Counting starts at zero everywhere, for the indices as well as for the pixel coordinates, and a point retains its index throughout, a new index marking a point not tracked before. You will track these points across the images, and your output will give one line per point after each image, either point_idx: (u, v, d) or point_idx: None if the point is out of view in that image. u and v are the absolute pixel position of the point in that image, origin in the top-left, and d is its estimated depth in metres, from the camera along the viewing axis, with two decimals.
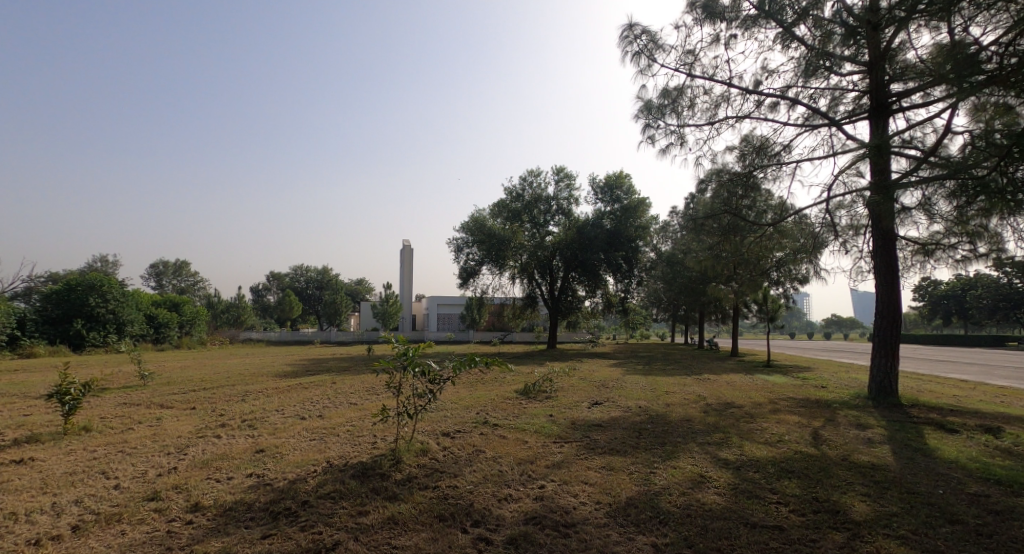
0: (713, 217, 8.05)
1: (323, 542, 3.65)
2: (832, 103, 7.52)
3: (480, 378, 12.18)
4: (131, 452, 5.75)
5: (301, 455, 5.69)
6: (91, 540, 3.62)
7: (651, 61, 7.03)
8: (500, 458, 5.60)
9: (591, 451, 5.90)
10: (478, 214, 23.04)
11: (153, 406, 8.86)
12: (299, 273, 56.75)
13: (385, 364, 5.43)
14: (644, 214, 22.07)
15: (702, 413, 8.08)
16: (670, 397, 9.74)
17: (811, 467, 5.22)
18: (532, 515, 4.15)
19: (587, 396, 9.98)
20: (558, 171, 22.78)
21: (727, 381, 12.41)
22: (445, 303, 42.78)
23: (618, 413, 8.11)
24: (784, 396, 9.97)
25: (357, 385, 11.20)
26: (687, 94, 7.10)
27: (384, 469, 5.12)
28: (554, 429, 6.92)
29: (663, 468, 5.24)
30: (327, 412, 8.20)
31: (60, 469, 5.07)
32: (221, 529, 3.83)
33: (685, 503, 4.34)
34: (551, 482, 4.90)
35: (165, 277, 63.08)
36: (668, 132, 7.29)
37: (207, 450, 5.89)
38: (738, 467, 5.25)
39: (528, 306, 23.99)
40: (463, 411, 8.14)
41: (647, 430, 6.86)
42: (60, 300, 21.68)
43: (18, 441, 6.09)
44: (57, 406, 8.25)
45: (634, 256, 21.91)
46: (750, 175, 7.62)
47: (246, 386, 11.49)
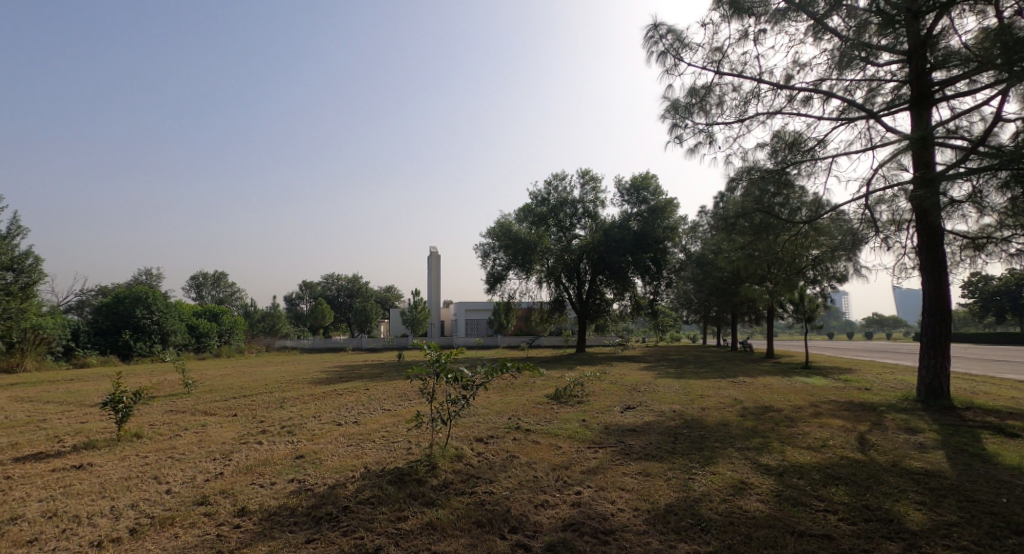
0: (745, 216, 7.85)
1: (365, 546, 3.73)
2: (869, 95, 7.27)
3: (510, 383, 12.18)
4: (180, 458, 5.98)
5: (339, 461, 5.79)
6: (148, 543, 3.77)
7: (677, 60, 6.92)
8: (534, 464, 5.58)
9: (625, 456, 5.82)
10: (504, 219, 23.11)
11: (198, 413, 9.15)
12: (331, 281, 58.11)
13: (418, 371, 5.52)
14: (672, 215, 21.75)
15: (739, 417, 7.89)
16: (705, 401, 9.53)
17: (859, 473, 5.03)
18: (570, 522, 4.12)
19: (619, 400, 9.87)
20: (584, 174, 22.66)
21: (764, 384, 12.07)
22: (473, 309, 43.03)
23: (652, 417, 7.97)
24: (826, 399, 9.61)
25: (390, 392, 11.33)
26: (715, 92, 6.97)
27: (421, 476, 5.17)
28: (587, 435, 6.85)
29: (702, 474, 5.13)
30: (362, 418, 8.31)
31: (116, 474, 5.31)
32: (267, 533, 3.94)
33: (727, 510, 4.24)
34: (587, 488, 4.87)
35: (205, 288, 65.60)
36: (696, 130, 7.16)
37: (251, 455, 6.09)
38: (781, 473, 5.10)
39: (556, 310, 23.91)
40: (495, 416, 8.17)
41: (683, 435, 6.73)
42: (110, 312, 22.85)
43: (77, 448, 6.40)
44: (111, 413, 8.67)
45: (663, 257, 21.62)
46: (783, 171, 7.38)
47: (284, 393, 11.79)
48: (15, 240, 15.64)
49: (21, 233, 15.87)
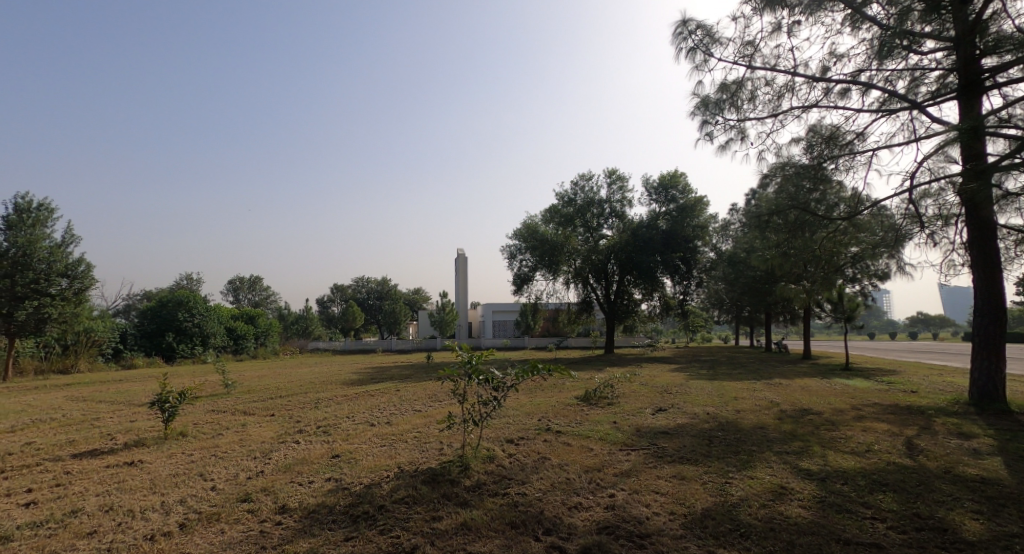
0: (779, 213, 7.60)
1: (402, 546, 3.78)
2: (912, 84, 6.97)
3: (539, 385, 12.15)
4: (223, 456, 6.20)
5: (373, 461, 5.90)
6: (197, 538, 3.93)
7: (707, 56, 6.74)
8: (566, 466, 5.56)
9: (659, 460, 5.73)
10: (530, 221, 23.06)
11: (237, 413, 9.46)
12: (361, 284, 59.22)
13: (450, 372, 5.57)
14: (702, 213, 21.33)
15: (776, 420, 7.67)
16: (740, 403, 9.31)
17: (908, 479, 4.82)
18: (605, 525, 4.09)
19: (650, 402, 9.73)
20: (610, 174, 22.40)
21: (802, 386, 11.71)
22: (500, 310, 43.10)
23: (685, 420, 7.83)
24: (869, 402, 9.25)
25: (420, 393, 11.47)
26: (747, 87, 6.77)
27: (454, 476, 5.21)
28: (618, 437, 6.79)
29: (739, 478, 5.01)
30: (394, 419, 8.43)
31: (165, 470, 5.55)
32: (308, 530, 4.05)
33: (767, 516, 4.13)
34: (621, 491, 4.81)
35: (242, 292, 67.74)
36: (727, 127, 6.97)
37: (289, 454, 6.26)
38: (823, 478, 4.93)
39: (583, 311, 23.76)
40: (525, 418, 8.17)
41: (718, 438, 6.58)
42: (154, 316, 23.92)
43: (127, 446, 6.71)
44: (158, 413, 9.06)
45: (693, 256, 21.25)
46: (819, 167, 7.12)
47: (318, 393, 12.10)
48: (68, 248, 16.50)
49: (75, 241, 16.76)
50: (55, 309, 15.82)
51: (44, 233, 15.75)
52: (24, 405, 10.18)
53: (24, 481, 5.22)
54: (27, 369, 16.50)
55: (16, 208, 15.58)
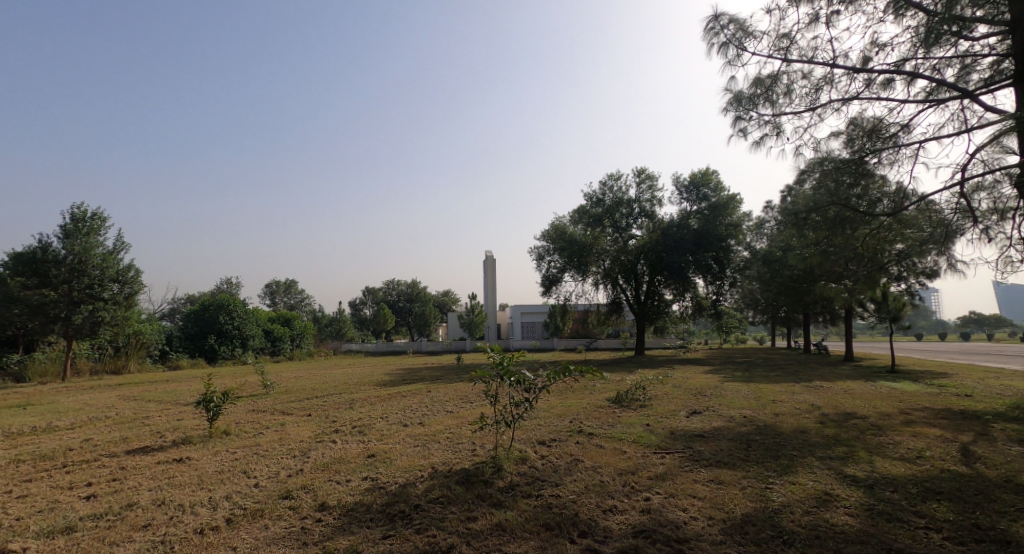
0: (817, 210, 7.33)
1: (438, 545, 3.82)
2: (962, 72, 6.62)
3: (569, 386, 12.07)
4: (264, 454, 6.40)
5: (408, 460, 5.98)
6: (243, 533, 4.07)
7: (740, 50, 6.38)
8: (600, 468, 5.50)
9: (695, 463, 5.61)
10: (559, 222, 22.94)
11: (276, 413, 9.75)
12: (391, 287, 60.16)
13: (482, 373, 5.59)
14: (735, 211, 20.78)
15: (818, 424, 7.41)
16: (779, 406, 9.03)
17: (964, 488, 4.58)
18: (641, 529, 4.03)
19: (684, 404, 9.55)
20: (639, 173, 22.08)
21: (844, 388, 11.29)
22: (529, 312, 43.05)
23: (721, 423, 7.64)
24: (918, 406, 8.84)
25: (450, 394, 11.58)
26: (783, 81, 6.41)
27: (487, 477, 5.24)
28: (652, 440, 6.68)
29: (781, 483, 4.86)
30: (427, 420, 8.54)
31: (211, 467, 5.77)
32: (347, 527, 4.14)
33: (811, 523, 3.99)
34: (657, 495, 4.73)
35: (278, 295, 69.88)
36: (762, 123, 6.66)
37: (326, 453, 6.41)
38: (871, 485, 4.73)
39: (613, 312, 23.51)
40: (556, 419, 8.14)
41: (757, 442, 6.40)
42: (197, 318, 24.92)
43: (175, 443, 7.00)
44: (202, 412, 9.43)
45: (726, 255, 20.78)
46: (861, 161, 6.84)
47: (351, 394, 12.36)
48: (119, 255, 17.32)
49: (125, 247, 17.58)
50: (108, 312, 16.64)
51: (98, 241, 16.59)
52: (81, 404, 10.75)
53: (84, 475, 5.52)
54: (83, 370, 17.44)
55: (73, 217, 16.44)
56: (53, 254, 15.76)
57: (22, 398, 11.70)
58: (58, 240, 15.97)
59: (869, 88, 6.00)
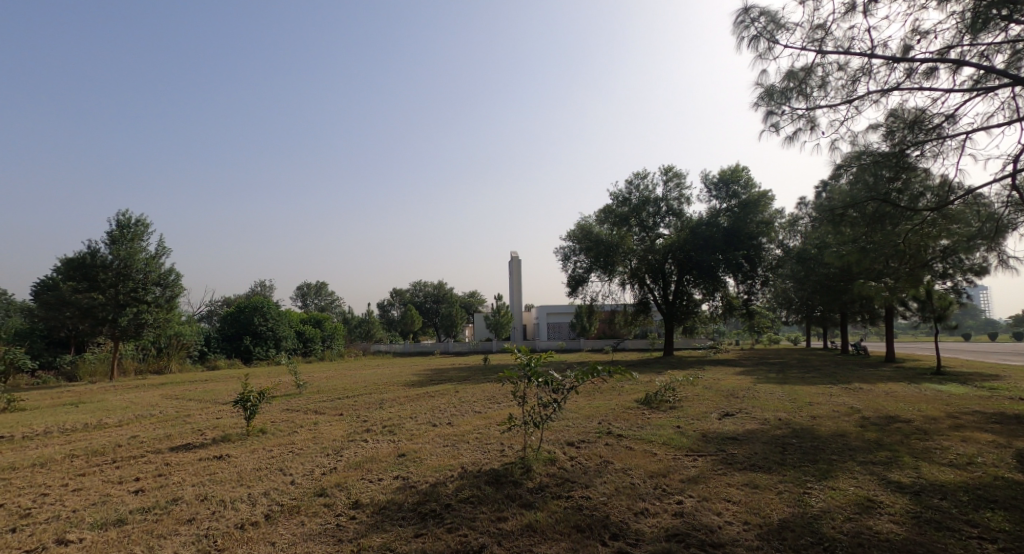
0: (855, 206, 6.97)
1: (470, 545, 3.84)
2: (1013, 57, 6.25)
3: (597, 387, 11.98)
4: (299, 453, 6.56)
5: (438, 460, 6.03)
6: (280, 529, 4.18)
7: (772, 43, 6.21)
8: (630, 471, 5.44)
9: (729, 466, 5.49)
10: (584, 222, 22.78)
11: (309, 412, 9.99)
12: (418, 288, 60.84)
13: (509, 374, 5.59)
14: (767, 208, 20.22)
15: (859, 427, 7.15)
16: (816, 409, 8.75)
17: (1020, 497, 4.34)
18: (674, 532, 3.96)
19: (716, 406, 9.36)
20: (667, 171, 21.73)
21: (885, 391, 10.87)
22: (555, 312, 42.91)
23: (755, 426, 7.46)
24: (966, 409, 8.44)
25: (478, 395, 11.63)
26: (818, 73, 6.20)
27: (516, 477, 5.25)
28: (684, 442, 6.56)
29: (820, 489, 4.71)
30: (456, 420, 8.61)
31: (249, 465, 5.95)
32: (380, 525, 4.21)
33: (854, 530, 3.86)
34: (689, 498, 4.66)
35: (309, 297, 71.56)
36: (795, 117, 6.46)
37: (359, 452, 6.53)
38: (917, 492, 4.54)
39: (641, 312, 23.24)
40: (584, 420, 8.10)
41: (793, 446, 6.22)
42: (233, 320, 25.77)
43: (215, 440, 7.25)
44: (239, 411, 9.73)
45: (757, 254, 20.26)
46: (902, 154, 6.44)
47: (381, 394, 12.55)
48: (161, 259, 18.04)
49: (167, 253, 18.29)
50: (152, 314, 17.35)
51: (142, 246, 17.32)
52: (128, 402, 11.24)
53: (132, 470, 5.77)
54: (129, 370, 18.23)
55: (119, 224, 17.20)
56: (101, 259, 16.53)
57: (74, 396, 12.31)
58: (105, 246, 16.72)
59: (910, 78, 5.76)
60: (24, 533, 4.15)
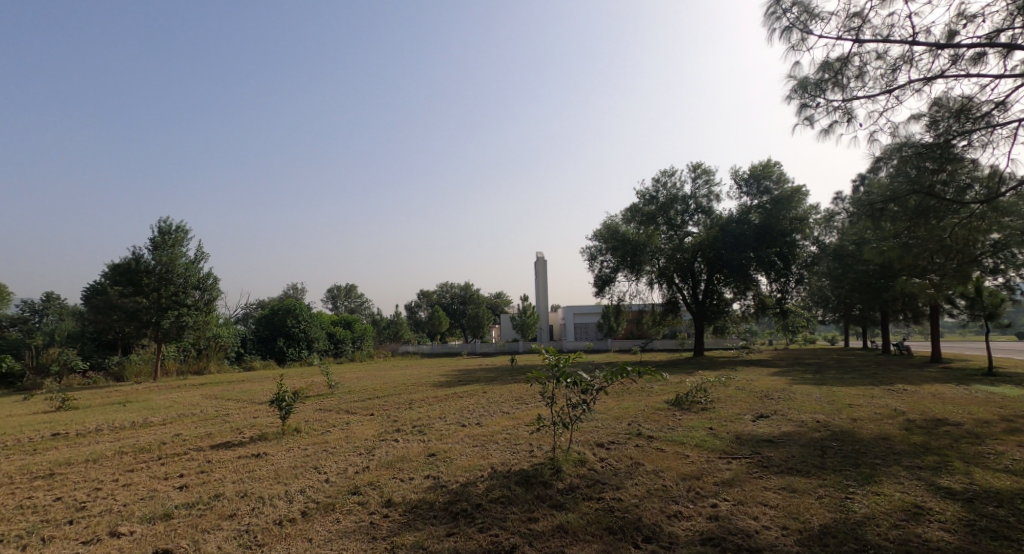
0: (895, 200, 6.71)
1: (502, 545, 3.85)
2: None
3: (626, 388, 11.85)
4: (333, 451, 6.69)
5: (467, 460, 6.06)
6: (316, 525, 4.27)
7: (805, 33, 6.02)
8: (662, 472, 5.36)
9: (765, 470, 5.35)
10: (611, 221, 22.58)
11: (341, 412, 10.20)
12: (445, 289, 61.34)
13: (538, 375, 5.56)
14: (801, 204, 19.63)
15: (904, 430, 6.86)
16: (856, 411, 8.44)
17: None
18: (709, 536, 3.89)
19: (749, 407, 9.15)
20: (695, 168, 21.35)
21: (930, 392, 10.42)
22: (582, 312, 42.65)
23: (792, 428, 7.25)
24: (1020, 413, 8.01)
25: (506, 395, 11.65)
26: (855, 63, 5.99)
27: (547, 478, 5.23)
28: (717, 444, 6.42)
29: (862, 494, 4.54)
30: (485, 420, 8.65)
31: (285, 462, 6.10)
32: (413, 524, 4.26)
33: (901, 538, 3.71)
34: (724, 501, 4.55)
35: (339, 298, 73.05)
36: (831, 109, 6.24)
37: (390, 452, 6.62)
38: (970, 499, 4.34)
39: (670, 312, 22.90)
40: (614, 421, 8.02)
41: (833, 449, 6.02)
42: (267, 322, 26.54)
43: (253, 439, 7.48)
44: (275, 410, 10.01)
45: (790, 251, 19.70)
46: (946, 144, 6.16)
47: (410, 394, 12.71)
48: (200, 264, 18.69)
49: (205, 257, 18.92)
50: (192, 317, 17.98)
51: (181, 252, 17.95)
52: (171, 401, 11.71)
53: (176, 467, 5.99)
54: (172, 370, 18.97)
55: (161, 230, 17.87)
56: (144, 264, 17.22)
57: (122, 396, 12.87)
58: (148, 252, 17.41)
59: (956, 65, 5.51)
60: (80, 526, 4.36)
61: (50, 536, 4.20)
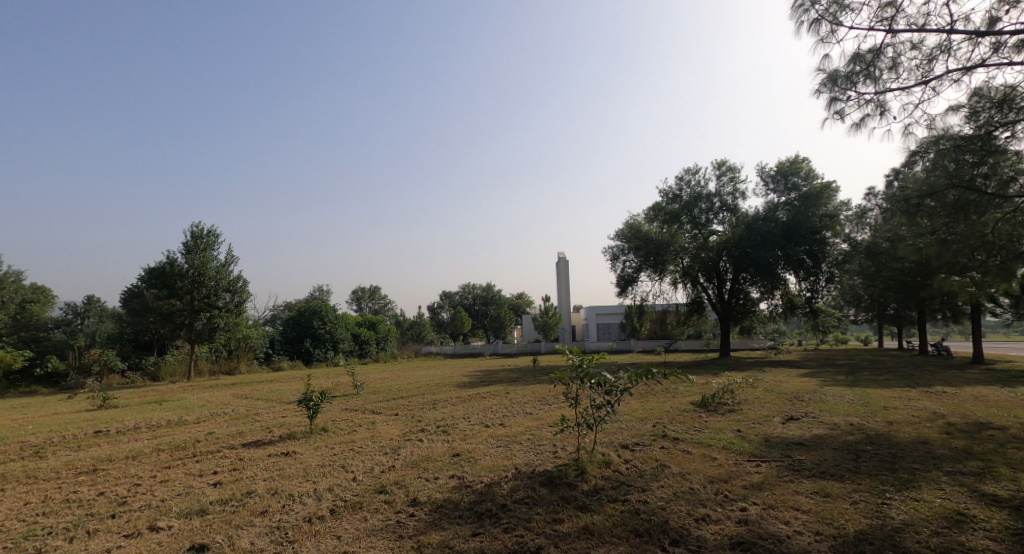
0: (933, 195, 6.47)
1: (527, 545, 3.85)
2: None
3: (651, 389, 11.72)
4: (359, 451, 6.79)
5: (491, 461, 6.08)
6: (345, 523, 4.34)
7: (835, 25, 5.85)
8: (689, 475, 5.28)
9: (796, 473, 5.22)
10: (633, 220, 22.34)
11: (367, 412, 10.34)
12: (467, 290, 61.57)
13: (561, 376, 5.52)
14: (831, 200, 19.13)
15: (944, 434, 6.60)
16: (893, 414, 8.15)
17: None
18: (738, 541, 3.81)
19: (778, 409, 8.94)
20: (720, 165, 20.97)
21: (971, 395, 10.00)
22: (605, 313, 42.33)
23: (823, 430, 7.05)
24: None
25: (529, 396, 11.64)
26: (888, 54, 5.80)
27: (571, 479, 5.21)
28: (745, 446, 6.29)
29: (900, 499, 4.39)
30: (508, 421, 8.66)
31: (314, 461, 6.22)
32: (438, 523, 4.28)
33: (942, 546, 3.57)
34: (754, 505, 4.45)
35: (364, 300, 74.07)
36: (862, 103, 6.06)
37: (415, 451, 6.68)
38: (1016, 506, 4.15)
39: (694, 312, 22.55)
40: (639, 423, 7.92)
41: (868, 453, 5.82)
42: (295, 323, 27.15)
43: (283, 437, 7.64)
44: (303, 410, 10.22)
45: (820, 249, 19.21)
46: (987, 137, 5.92)
47: (434, 395, 12.79)
48: (230, 267, 19.21)
49: (235, 261, 19.44)
50: (223, 319, 18.47)
51: (213, 255, 18.49)
52: (204, 401, 12.04)
53: (210, 464, 6.17)
54: (204, 371, 19.53)
55: (194, 235, 18.44)
56: (178, 268, 17.80)
57: (158, 395, 13.32)
58: (182, 256, 18.00)
59: (997, 54, 5.28)
60: (122, 519, 4.52)
61: (94, 529, 4.37)
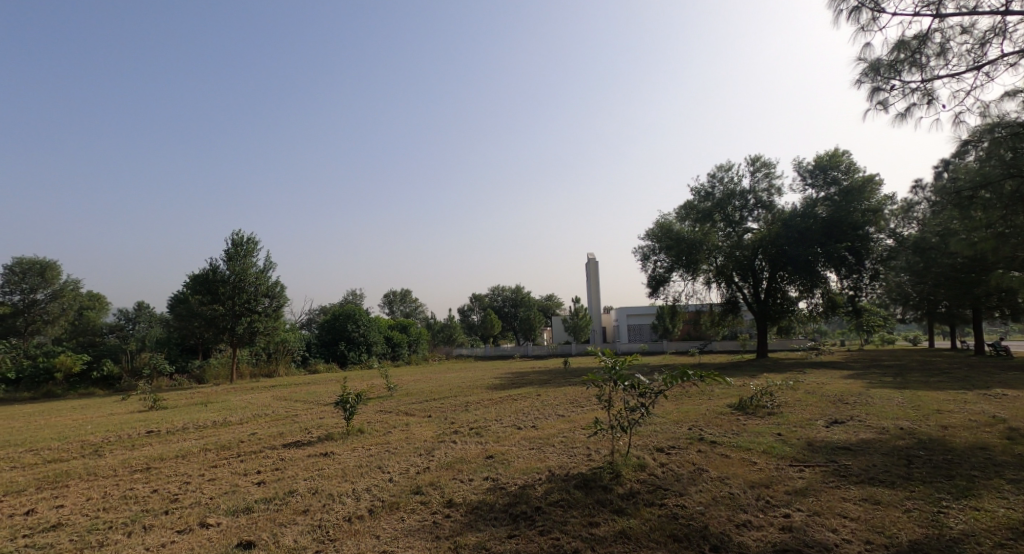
0: (988, 186, 6.13)
1: (563, 548, 3.83)
2: None
3: (685, 391, 11.49)
4: (394, 452, 6.88)
5: (525, 463, 6.07)
6: (383, 523, 4.41)
7: (877, 11, 5.61)
8: (728, 480, 5.13)
9: (842, 479, 5.01)
10: (664, 220, 21.97)
11: (401, 414, 10.49)
12: (497, 293, 61.77)
13: (594, 378, 5.43)
14: (874, 195, 18.40)
15: (1004, 440, 6.22)
16: (947, 418, 7.73)
17: None
18: (782, 548, 3.69)
19: (821, 412, 8.62)
20: (754, 161, 20.41)
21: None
22: (636, 314, 41.76)
23: (870, 435, 6.76)
24: None
25: (561, 398, 11.57)
26: (936, 39, 5.52)
27: (606, 482, 5.14)
28: (786, 451, 6.08)
29: (959, 508, 4.15)
30: (541, 423, 8.62)
31: (351, 461, 6.34)
32: (474, 525, 4.30)
33: None
34: (798, 512, 4.30)
35: (395, 303, 75.27)
36: (908, 91, 5.79)
37: (449, 453, 6.74)
38: None
39: (729, 312, 21.99)
40: (675, 425, 7.77)
41: (921, 459, 5.54)
42: (330, 327, 27.78)
43: (321, 438, 7.83)
44: (339, 412, 10.46)
45: (863, 245, 18.47)
46: None
47: (466, 397, 12.87)
48: (268, 273, 19.85)
49: (273, 267, 20.05)
50: (262, 323, 19.08)
51: (252, 262, 19.13)
52: (246, 402, 12.46)
53: (254, 464, 6.37)
54: (246, 373, 20.22)
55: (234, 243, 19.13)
56: (220, 274, 18.48)
57: (203, 397, 13.88)
58: (223, 263, 18.69)
59: None
60: (174, 516, 4.71)
61: (149, 524, 4.57)
